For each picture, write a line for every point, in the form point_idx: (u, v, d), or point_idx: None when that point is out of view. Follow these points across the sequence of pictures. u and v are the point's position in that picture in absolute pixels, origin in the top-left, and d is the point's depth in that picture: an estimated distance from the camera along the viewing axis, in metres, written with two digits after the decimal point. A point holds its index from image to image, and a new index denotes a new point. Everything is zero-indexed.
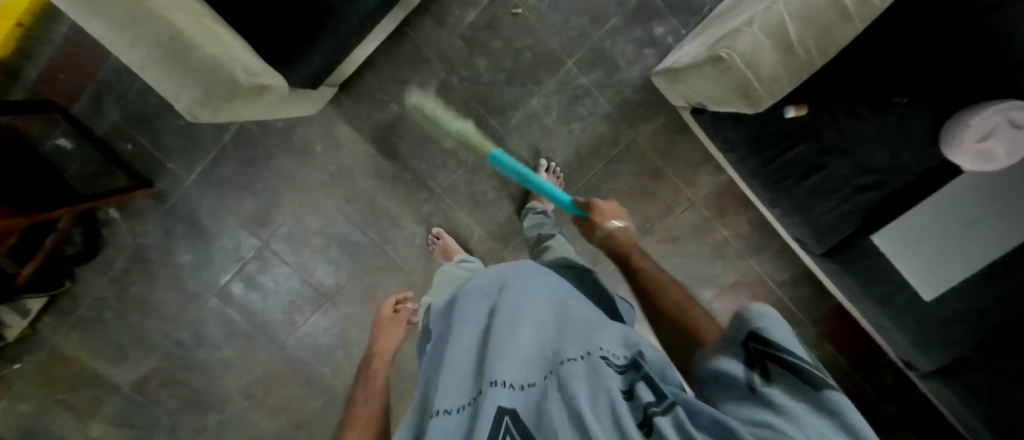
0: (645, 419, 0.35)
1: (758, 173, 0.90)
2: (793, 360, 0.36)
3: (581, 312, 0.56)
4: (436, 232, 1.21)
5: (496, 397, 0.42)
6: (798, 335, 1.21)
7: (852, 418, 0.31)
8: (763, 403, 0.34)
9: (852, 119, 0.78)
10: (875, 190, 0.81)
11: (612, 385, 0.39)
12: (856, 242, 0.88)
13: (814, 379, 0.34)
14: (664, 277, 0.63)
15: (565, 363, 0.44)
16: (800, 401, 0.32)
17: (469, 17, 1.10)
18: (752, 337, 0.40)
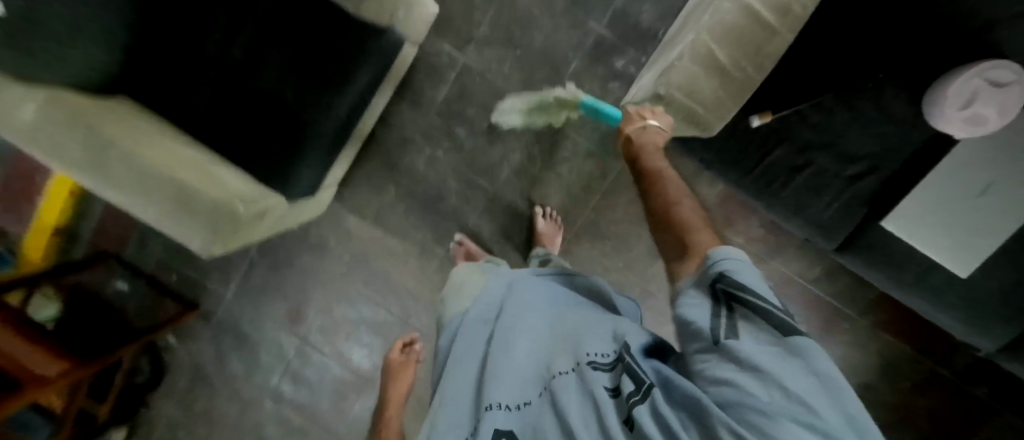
0: (627, 414, 0.35)
1: (742, 187, 0.82)
2: (759, 304, 0.33)
3: (576, 317, 0.55)
4: (459, 238, 1.19)
5: (491, 421, 0.44)
6: (846, 330, 1.14)
7: (818, 362, 0.28)
8: (729, 357, 0.31)
9: (821, 112, 0.75)
10: (870, 176, 0.78)
11: (595, 386, 0.39)
12: (866, 231, 0.80)
13: (780, 324, 0.31)
14: (677, 190, 0.53)
15: (556, 377, 0.44)
16: (768, 349, 0.30)
17: (440, 93, 1.17)
18: (718, 278, 0.36)
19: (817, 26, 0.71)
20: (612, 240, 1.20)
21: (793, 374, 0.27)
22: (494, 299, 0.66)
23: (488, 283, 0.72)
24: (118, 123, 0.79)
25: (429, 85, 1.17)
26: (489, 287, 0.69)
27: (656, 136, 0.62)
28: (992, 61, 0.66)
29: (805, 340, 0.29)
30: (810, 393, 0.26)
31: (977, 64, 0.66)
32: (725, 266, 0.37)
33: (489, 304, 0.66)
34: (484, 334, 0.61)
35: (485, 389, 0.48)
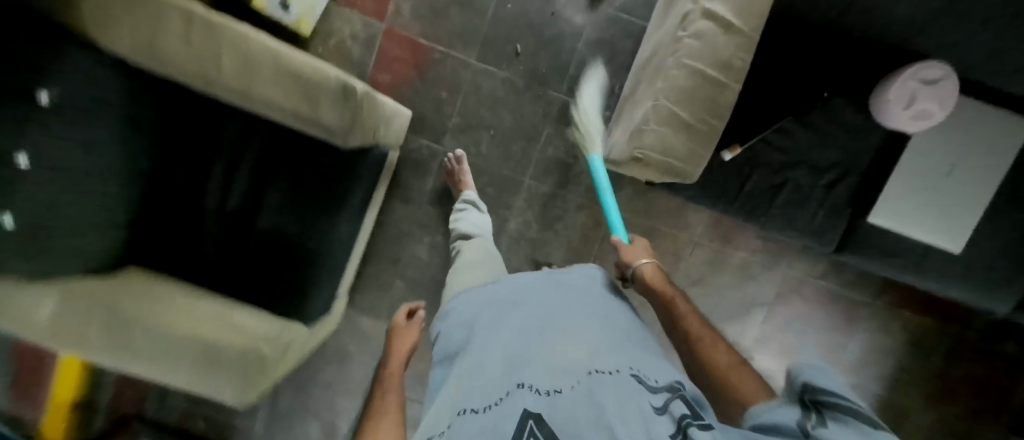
0: (678, 430, 0.32)
1: (731, 213, 0.87)
2: (846, 404, 0.31)
3: (610, 330, 0.52)
4: (453, 156, 1.15)
5: (521, 400, 0.39)
6: (870, 316, 1.17)
7: None
8: (815, 438, 0.28)
9: (784, 135, 0.81)
10: (844, 181, 0.84)
11: (644, 401, 0.36)
12: (858, 229, 0.85)
13: (868, 421, 0.29)
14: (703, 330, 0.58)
15: (594, 374, 0.40)
16: (863, 437, 0.27)
17: (428, 183, 1.21)
18: (802, 387, 0.35)
19: (761, 63, 0.77)
20: None
21: None
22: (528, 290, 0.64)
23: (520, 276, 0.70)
24: (135, 298, 0.80)
25: (414, 178, 1.20)
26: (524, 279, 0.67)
27: (654, 273, 0.70)
28: (920, 62, 0.73)
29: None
30: None
31: (907, 68, 0.73)
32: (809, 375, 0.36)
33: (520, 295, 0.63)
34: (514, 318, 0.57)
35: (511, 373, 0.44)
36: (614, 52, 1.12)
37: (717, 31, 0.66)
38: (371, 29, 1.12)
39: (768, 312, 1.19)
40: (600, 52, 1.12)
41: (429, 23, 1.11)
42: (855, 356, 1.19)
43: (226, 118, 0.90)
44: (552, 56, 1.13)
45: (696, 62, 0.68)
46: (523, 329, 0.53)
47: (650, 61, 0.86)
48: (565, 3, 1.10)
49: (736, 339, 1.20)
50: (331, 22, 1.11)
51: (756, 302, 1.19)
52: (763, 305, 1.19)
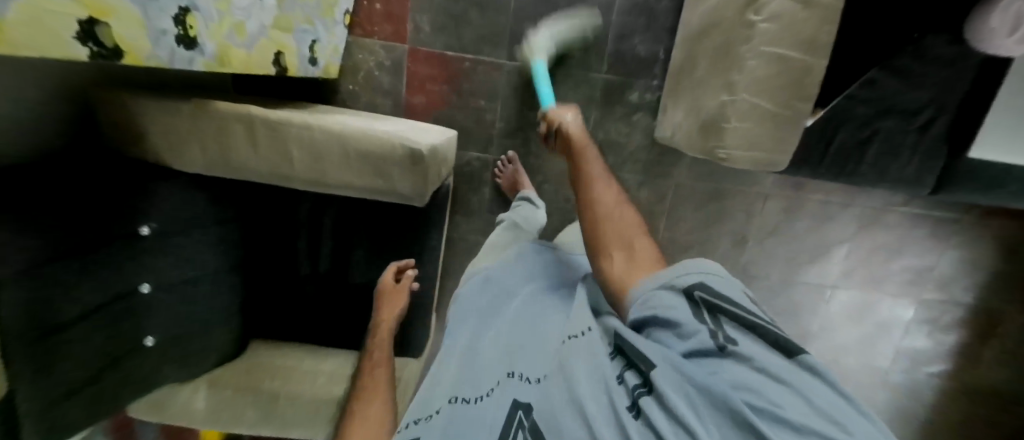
0: (632, 402, 0.42)
1: (816, 174, 0.84)
2: (755, 320, 0.43)
3: (581, 299, 0.64)
4: (507, 157, 1.14)
5: (511, 392, 0.50)
6: (957, 230, 1.15)
7: (827, 376, 0.37)
8: (744, 362, 0.39)
9: (870, 88, 0.78)
10: (940, 119, 0.78)
11: (606, 374, 0.46)
12: (958, 167, 0.80)
13: (780, 344, 0.41)
14: (609, 186, 0.66)
15: (571, 346, 0.52)
16: (774, 355, 0.39)
17: (485, 193, 1.19)
18: (698, 287, 0.47)
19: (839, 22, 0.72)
20: (693, 247, 1.19)
21: (805, 380, 0.37)
22: (506, 283, 0.77)
23: (494, 260, 0.84)
24: (273, 375, 0.91)
25: (471, 191, 1.19)
26: (496, 268, 0.80)
27: (576, 125, 0.73)
28: None
29: (809, 357, 0.39)
30: (829, 399, 0.35)
31: None
32: (705, 280, 0.48)
33: (501, 290, 0.76)
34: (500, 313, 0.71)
35: (503, 365, 0.57)
36: (652, 16, 1.04)
37: (795, 8, 0.59)
38: (395, 53, 1.07)
39: (849, 246, 1.18)
40: (637, 19, 1.04)
41: (452, 32, 1.06)
42: (944, 272, 1.19)
43: (298, 192, 0.93)
44: (585, 36, 1.05)
45: (779, 47, 0.62)
46: (515, 319, 0.66)
47: (709, 36, 0.80)
48: None
49: (819, 278, 1.21)
50: (354, 56, 1.08)
51: (836, 240, 1.18)
52: (844, 241, 1.18)
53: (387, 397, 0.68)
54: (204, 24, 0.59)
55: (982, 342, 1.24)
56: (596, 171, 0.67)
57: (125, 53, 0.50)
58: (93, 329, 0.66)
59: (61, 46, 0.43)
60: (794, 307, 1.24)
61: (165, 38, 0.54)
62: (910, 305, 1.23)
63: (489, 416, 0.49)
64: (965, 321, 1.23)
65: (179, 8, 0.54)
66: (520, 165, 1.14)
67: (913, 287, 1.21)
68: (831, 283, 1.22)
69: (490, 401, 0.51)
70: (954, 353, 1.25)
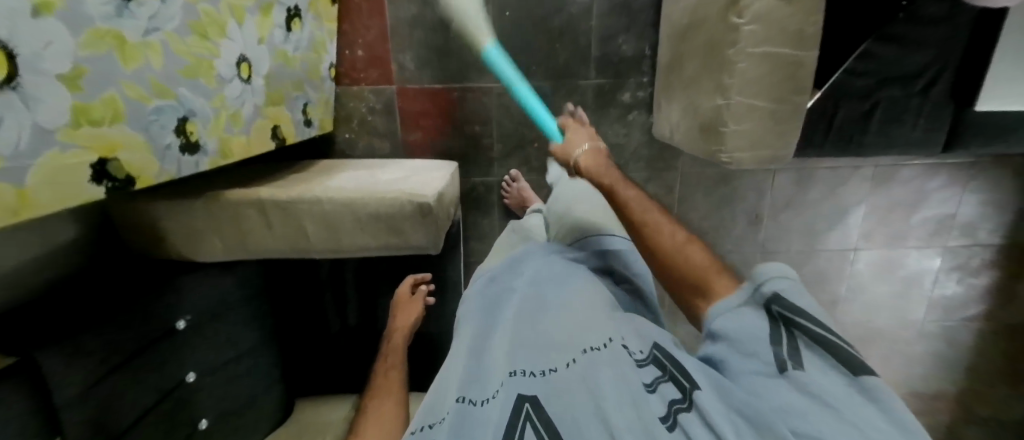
0: (669, 414, 0.46)
1: (825, 152, 0.83)
2: (813, 327, 0.46)
3: (601, 301, 0.66)
4: (511, 176, 1.15)
5: (519, 389, 0.51)
6: (975, 173, 1.13)
7: (892, 410, 0.39)
8: (806, 390, 0.42)
9: (868, 61, 0.75)
10: (942, 78, 0.77)
11: (637, 383, 0.49)
12: (963, 122, 0.80)
13: (848, 364, 0.43)
14: (656, 215, 0.66)
15: (590, 351, 0.54)
16: (841, 381, 0.42)
17: (495, 215, 1.20)
18: (775, 299, 0.49)
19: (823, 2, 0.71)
20: (710, 233, 1.19)
21: (871, 410, 0.39)
22: (507, 281, 0.77)
23: (500, 262, 0.84)
24: (326, 434, 0.92)
25: (481, 215, 1.20)
26: (498, 268, 0.81)
27: (596, 155, 0.77)
28: None
29: (876, 380, 0.41)
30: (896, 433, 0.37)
31: None
32: (779, 290, 0.49)
33: (503, 286, 0.76)
34: (501, 311, 0.71)
35: (508, 361, 0.57)
36: (633, 14, 1.02)
37: (780, 6, 0.59)
38: (385, 96, 1.08)
39: (865, 207, 1.17)
40: (618, 20, 1.03)
41: (436, 65, 1.06)
42: (966, 217, 1.17)
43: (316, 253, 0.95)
44: (568, 46, 1.04)
45: (765, 47, 0.61)
46: (524, 308, 0.67)
47: (693, 34, 0.79)
48: None
49: (840, 243, 1.21)
50: (345, 105, 1.09)
51: (852, 202, 1.17)
52: (860, 202, 1.17)
53: (397, 401, 0.68)
54: (203, 127, 0.61)
55: (1015, 278, 1.23)
56: (630, 192, 0.69)
57: (137, 178, 0.52)
58: (152, 429, 0.70)
59: (79, 191, 0.45)
60: (818, 274, 1.24)
61: (170, 150, 0.56)
62: (936, 255, 1.21)
63: (494, 414, 0.49)
64: (994, 261, 1.21)
65: (178, 119, 0.56)
66: (525, 180, 1.15)
67: (937, 237, 1.19)
68: (853, 245, 1.21)
69: (494, 401, 0.51)
70: (987, 294, 1.24)
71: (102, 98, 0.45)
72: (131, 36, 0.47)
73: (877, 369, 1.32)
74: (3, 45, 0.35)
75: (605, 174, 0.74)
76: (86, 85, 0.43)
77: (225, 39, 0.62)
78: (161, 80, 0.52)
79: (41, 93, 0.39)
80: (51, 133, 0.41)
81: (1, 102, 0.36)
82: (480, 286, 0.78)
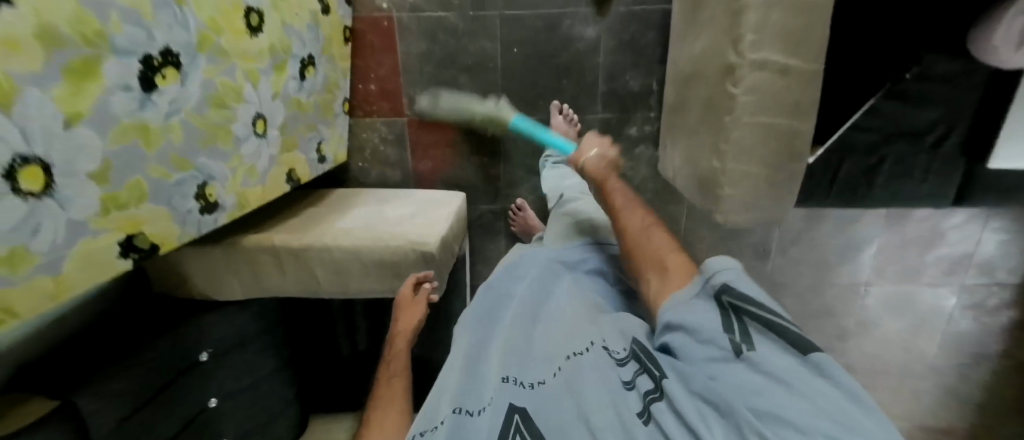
0: (644, 408, 0.50)
1: (829, 203, 0.82)
2: (762, 314, 0.50)
3: (589, 307, 0.72)
4: (517, 204, 1.17)
5: (510, 397, 0.56)
6: (996, 212, 1.10)
7: (834, 377, 0.43)
8: (759, 368, 0.45)
9: (874, 117, 0.74)
10: (952, 134, 0.75)
11: (615, 383, 0.54)
12: (975, 177, 0.78)
13: (793, 341, 0.47)
14: (634, 211, 0.73)
15: (574, 357, 0.60)
16: (790, 358, 0.45)
17: (502, 241, 1.22)
18: (726, 289, 0.54)
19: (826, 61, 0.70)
20: None
21: (815, 380, 0.43)
22: (504, 289, 0.83)
23: (495, 271, 0.90)
24: None
25: (488, 241, 1.23)
26: (497, 275, 0.87)
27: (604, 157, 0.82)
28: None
29: (819, 355, 0.45)
30: (838, 397, 0.41)
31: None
32: (730, 282, 0.54)
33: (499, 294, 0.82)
34: (500, 319, 0.77)
35: (502, 368, 0.63)
36: (640, 50, 1.02)
37: (773, 78, 0.59)
38: (396, 127, 1.12)
39: (877, 243, 1.15)
40: (626, 56, 1.03)
41: (445, 99, 1.08)
42: (985, 257, 1.14)
43: None
44: (576, 81, 1.05)
45: (760, 117, 0.61)
46: (519, 317, 0.73)
47: (695, 85, 0.79)
48: (571, 22, 1.00)
49: (850, 278, 1.19)
50: (358, 136, 1.13)
51: (863, 238, 1.15)
52: (872, 238, 1.15)
53: (402, 405, 0.67)
54: (221, 187, 0.65)
55: None
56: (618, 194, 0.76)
57: (160, 245, 0.57)
58: None
59: (109, 267, 0.50)
60: (826, 307, 1.22)
61: (191, 213, 0.60)
62: (951, 293, 1.19)
63: (488, 424, 0.54)
64: (1014, 300, 1.18)
65: (199, 185, 0.61)
66: (531, 209, 1.17)
67: (952, 274, 1.17)
68: (863, 281, 1.19)
69: (489, 411, 0.56)
70: (1004, 333, 1.21)
71: (128, 185, 0.49)
72: (153, 123, 0.51)
73: (886, 402, 1.31)
74: (40, 160, 0.40)
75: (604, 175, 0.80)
76: (112, 177, 0.47)
77: (241, 102, 0.65)
78: (183, 154, 0.57)
79: (73, 193, 0.43)
80: (83, 224, 0.45)
81: (40, 208, 0.41)
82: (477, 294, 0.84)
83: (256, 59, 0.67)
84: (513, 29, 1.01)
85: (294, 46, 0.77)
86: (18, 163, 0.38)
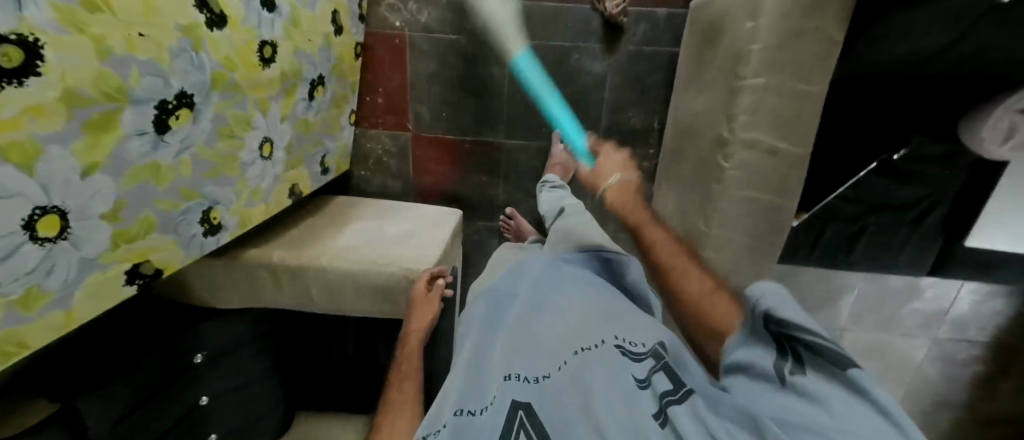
0: (660, 409, 0.42)
1: (810, 262, 0.85)
2: (810, 338, 0.41)
3: (597, 301, 0.63)
4: (508, 213, 1.17)
5: (510, 392, 0.49)
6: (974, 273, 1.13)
7: (874, 399, 0.35)
8: (795, 393, 0.38)
9: (861, 189, 0.76)
10: (936, 211, 0.77)
11: (628, 381, 0.46)
12: (954, 252, 0.81)
13: (836, 359, 0.39)
14: (670, 250, 0.61)
15: (581, 353, 0.52)
16: (832, 383, 0.37)
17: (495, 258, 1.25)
18: (768, 315, 0.44)
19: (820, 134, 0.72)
20: None
21: (855, 405, 0.35)
22: (506, 288, 0.76)
23: (497, 275, 0.83)
24: None
25: (481, 257, 1.26)
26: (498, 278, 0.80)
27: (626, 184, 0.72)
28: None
29: (858, 372, 0.37)
30: (876, 425, 0.33)
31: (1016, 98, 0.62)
32: (774, 306, 0.44)
33: (500, 297, 0.75)
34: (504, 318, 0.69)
35: (504, 364, 0.55)
36: (645, 88, 1.03)
37: (762, 157, 0.62)
38: (400, 140, 1.13)
39: (856, 293, 1.18)
40: (630, 93, 1.04)
41: (450, 118, 1.10)
42: (960, 315, 1.17)
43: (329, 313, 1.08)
44: (579, 112, 1.07)
45: (747, 191, 0.64)
46: (524, 313, 0.65)
47: (692, 141, 0.81)
48: (580, 56, 1.02)
49: (828, 323, 1.22)
50: (363, 146, 1.15)
51: (844, 287, 1.18)
52: (853, 288, 1.18)
53: (416, 409, 0.60)
54: (225, 209, 0.68)
55: (1002, 375, 1.23)
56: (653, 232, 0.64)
57: (164, 269, 0.60)
58: None
59: (116, 295, 0.53)
60: None
61: (194, 237, 0.63)
62: (924, 345, 1.22)
63: (489, 423, 0.46)
64: (983, 357, 1.22)
65: (204, 210, 0.63)
66: (523, 218, 1.17)
67: (927, 328, 1.20)
68: (840, 327, 1.22)
69: (491, 409, 0.48)
70: (972, 387, 1.25)
71: (138, 219, 0.52)
72: (164, 162, 0.53)
73: None
74: (58, 209, 0.42)
75: (632, 209, 0.68)
76: (124, 214, 0.50)
77: (249, 130, 0.68)
78: (190, 185, 0.59)
79: (87, 233, 0.46)
80: (93, 260, 0.48)
81: (55, 251, 0.43)
82: (480, 296, 0.78)
83: (266, 88, 0.69)
84: None
85: (305, 69, 0.79)
86: (37, 214, 0.40)
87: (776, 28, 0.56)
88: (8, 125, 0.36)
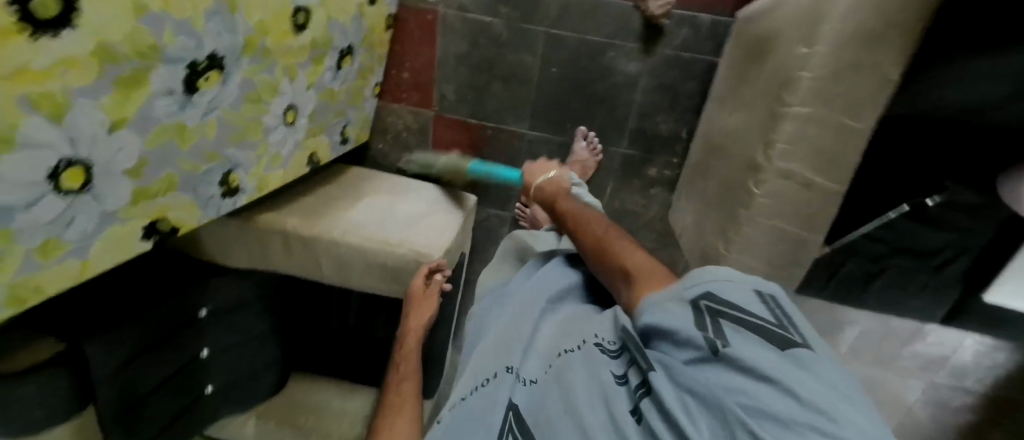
0: (636, 406, 0.45)
1: (821, 294, 0.84)
2: (745, 315, 0.44)
3: (584, 307, 0.67)
4: (524, 201, 1.15)
5: (507, 394, 0.54)
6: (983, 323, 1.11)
7: (816, 371, 0.37)
8: (735, 366, 0.39)
9: (887, 229, 0.74)
10: (958, 262, 0.76)
11: (606, 379, 0.49)
12: (968, 303, 0.80)
13: (775, 339, 0.41)
14: (591, 216, 0.74)
15: (566, 355, 0.56)
16: (775, 356, 0.39)
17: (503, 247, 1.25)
18: (706, 295, 0.47)
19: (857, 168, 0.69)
20: None
21: (798, 376, 0.37)
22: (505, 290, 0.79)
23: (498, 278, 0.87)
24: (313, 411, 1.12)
25: (489, 243, 1.25)
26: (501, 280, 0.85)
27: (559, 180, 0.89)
28: None
29: (801, 351, 0.39)
30: (813, 395, 0.35)
31: None
32: (713, 287, 0.47)
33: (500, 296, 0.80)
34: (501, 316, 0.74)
35: (499, 361, 0.61)
36: (678, 96, 1.01)
37: (793, 187, 0.60)
38: (422, 118, 1.12)
39: (860, 328, 1.17)
40: (662, 98, 1.01)
41: (475, 102, 1.08)
42: (962, 362, 1.16)
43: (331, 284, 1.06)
44: (606, 112, 1.05)
45: (772, 219, 0.63)
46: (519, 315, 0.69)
47: (720, 158, 0.79)
48: (615, 54, 0.99)
49: None
50: (384, 119, 1.14)
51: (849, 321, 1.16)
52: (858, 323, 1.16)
53: (413, 412, 0.62)
54: (245, 174, 0.68)
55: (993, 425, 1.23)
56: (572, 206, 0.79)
57: (180, 228, 0.60)
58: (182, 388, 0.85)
59: (131, 249, 0.53)
60: None
61: (212, 199, 0.63)
62: (919, 385, 1.22)
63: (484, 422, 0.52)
64: (977, 405, 1.21)
65: (224, 173, 0.63)
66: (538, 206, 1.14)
67: (925, 370, 1.19)
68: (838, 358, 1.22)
69: (486, 405, 0.54)
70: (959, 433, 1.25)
71: (159, 178, 0.52)
72: (189, 123, 0.53)
73: None
74: (82, 162, 0.42)
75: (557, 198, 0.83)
76: (146, 172, 0.50)
77: (276, 96, 0.67)
78: (213, 148, 0.59)
79: (109, 188, 0.46)
80: (112, 214, 0.48)
81: (75, 203, 0.43)
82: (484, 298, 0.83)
83: (296, 55, 0.68)
84: (557, 49, 1.00)
85: (336, 39, 0.77)
86: (62, 166, 0.40)
87: (831, 58, 0.53)
88: (41, 76, 0.35)
